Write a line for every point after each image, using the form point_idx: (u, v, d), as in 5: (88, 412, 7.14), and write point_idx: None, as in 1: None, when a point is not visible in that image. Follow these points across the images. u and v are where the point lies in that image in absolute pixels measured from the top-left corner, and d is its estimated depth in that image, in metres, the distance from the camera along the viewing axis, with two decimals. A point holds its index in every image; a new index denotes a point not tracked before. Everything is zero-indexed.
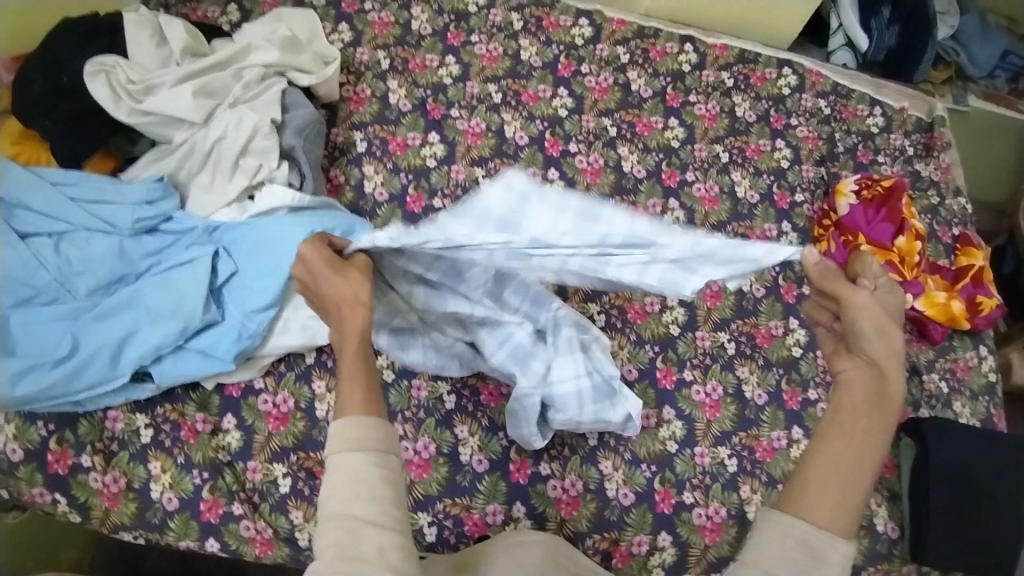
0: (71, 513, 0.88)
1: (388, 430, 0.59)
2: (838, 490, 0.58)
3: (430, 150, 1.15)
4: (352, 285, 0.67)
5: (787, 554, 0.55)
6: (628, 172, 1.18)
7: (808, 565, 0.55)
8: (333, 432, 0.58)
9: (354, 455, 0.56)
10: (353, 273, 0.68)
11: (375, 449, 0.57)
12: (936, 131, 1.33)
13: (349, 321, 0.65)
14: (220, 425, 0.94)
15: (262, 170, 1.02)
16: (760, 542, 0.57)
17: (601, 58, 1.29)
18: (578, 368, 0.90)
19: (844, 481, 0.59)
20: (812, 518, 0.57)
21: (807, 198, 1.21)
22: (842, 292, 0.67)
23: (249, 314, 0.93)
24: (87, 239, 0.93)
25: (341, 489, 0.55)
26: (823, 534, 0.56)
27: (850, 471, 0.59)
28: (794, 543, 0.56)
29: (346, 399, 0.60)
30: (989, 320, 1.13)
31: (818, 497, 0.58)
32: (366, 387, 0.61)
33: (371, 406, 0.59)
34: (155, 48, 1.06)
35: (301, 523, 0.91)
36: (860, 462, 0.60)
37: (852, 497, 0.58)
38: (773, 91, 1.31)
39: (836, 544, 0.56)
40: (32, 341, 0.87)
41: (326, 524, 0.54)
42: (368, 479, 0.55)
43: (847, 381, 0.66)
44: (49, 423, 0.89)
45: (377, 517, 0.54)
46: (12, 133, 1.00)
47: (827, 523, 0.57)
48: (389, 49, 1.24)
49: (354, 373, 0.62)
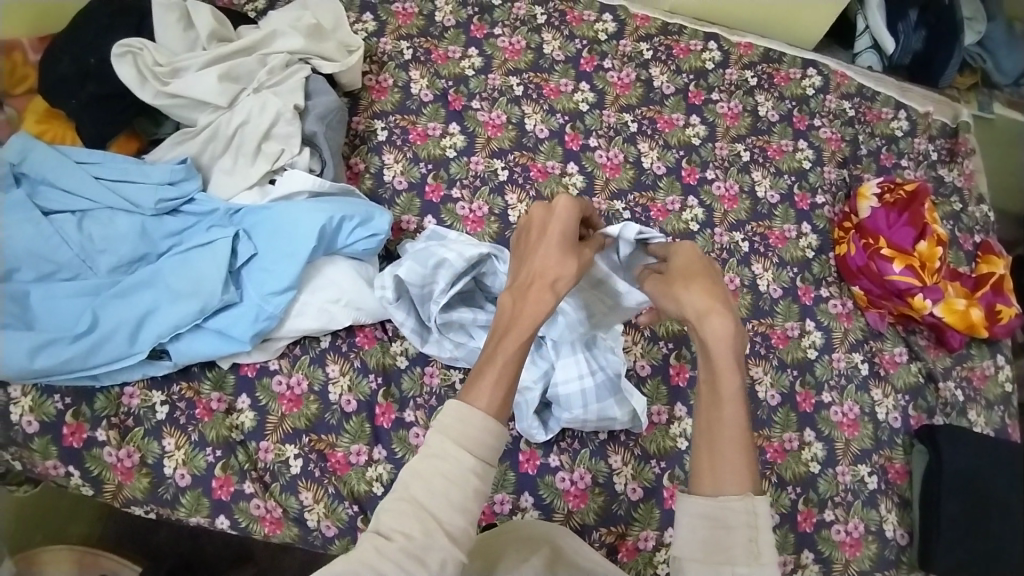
0: (84, 486, 0.90)
1: (498, 442, 0.63)
2: (710, 451, 0.67)
3: (450, 140, 1.16)
4: (557, 267, 0.74)
5: (696, 531, 0.63)
6: (648, 168, 1.18)
7: (713, 533, 0.62)
8: (455, 415, 0.62)
9: (464, 455, 0.60)
10: (564, 254, 0.76)
11: (481, 456, 0.61)
12: (961, 136, 1.32)
13: (533, 301, 0.72)
14: (234, 404, 0.96)
15: (284, 155, 1.04)
16: (679, 536, 0.65)
17: (623, 54, 1.29)
18: (580, 370, 0.95)
19: (716, 442, 0.67)
20: (704, 492, 0.65)
21: (828, 200, 1.20)
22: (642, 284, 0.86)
23: (267, 297, 0.95)
24: (110, 217, 0.95)
25: (435, 480, 0.59)
26: (719, 502, 0.64)
27: (717, 433, 0.68)
28: (699, 524, 0.63)
29: (483, 388, 0.65)
30: (1008, 329, 1.11)
31: (702, 468, 0.67)
32: (505, 388, 0.65)
33: (499, 410, 0.64)
34: (182, 31, 1.08)
35: (311, 504, 0.93)
36: (717, 414, 0.69)
37: (727, 452, 0.66)
38: (797, 91, 1.30)
39: (733, 505, 0.63)
40: (53, 315, 0.90)
41: (407, 503, 0.59)
42: (462, 485, 0.59)
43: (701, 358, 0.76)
44: (66, 397, 0.91)
45: (451, 526, 0.59)
46: (38, 112, 1.03)
47: (716, 489, 0.65)
48: (412, 40, 1.25)
49: (506, 361, 0.67)
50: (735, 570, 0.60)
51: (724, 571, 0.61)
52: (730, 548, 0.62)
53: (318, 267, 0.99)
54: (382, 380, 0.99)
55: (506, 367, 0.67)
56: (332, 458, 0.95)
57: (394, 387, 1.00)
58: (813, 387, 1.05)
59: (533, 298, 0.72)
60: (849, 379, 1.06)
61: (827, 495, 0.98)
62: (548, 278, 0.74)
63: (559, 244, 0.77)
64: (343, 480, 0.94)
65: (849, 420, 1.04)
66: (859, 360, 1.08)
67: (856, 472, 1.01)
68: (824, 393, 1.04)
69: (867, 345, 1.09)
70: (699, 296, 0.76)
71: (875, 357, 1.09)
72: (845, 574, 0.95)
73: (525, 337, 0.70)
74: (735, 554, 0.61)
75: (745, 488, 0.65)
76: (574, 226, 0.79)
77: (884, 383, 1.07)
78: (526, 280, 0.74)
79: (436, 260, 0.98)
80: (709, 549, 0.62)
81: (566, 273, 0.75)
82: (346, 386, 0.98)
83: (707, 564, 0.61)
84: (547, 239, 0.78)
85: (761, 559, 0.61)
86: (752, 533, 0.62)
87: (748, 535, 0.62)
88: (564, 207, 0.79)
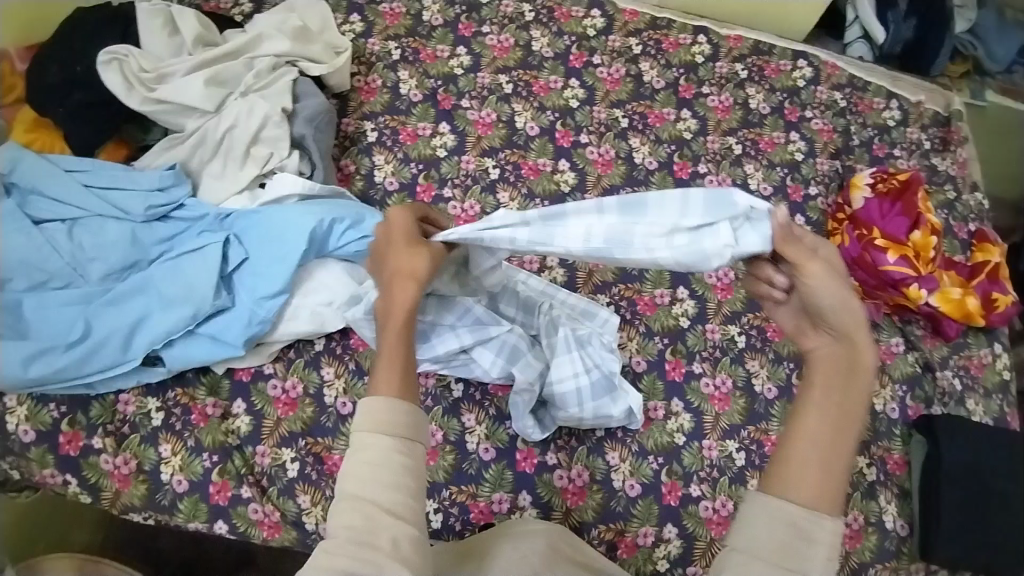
0: (82, 494, 0.90)
1: (412, 417, 0.59)
2: (819, 466, 0.56)
3: (440, 140, 1.15)
4: (409, 258, 0.67)
5: (775, 538, 0.55)
6: (640, 163, 1.17)
7: (796, 546, 0.54)
8: (364, 406, 0.59)
9: (379, 437, 0.57)
10: (413, 245, 0.69)
11: (399, 433, 0.58)
12: (953, 125, 1.31)
13: (398, 295, 0.65)
14: (229, 409, 0.96)
15: (273, 158, 1.04)
16: (747, 529, 0.56)
17: (613, 49, 1.29)
18: (575, 367, 0.95)
19: (821, 456, 0.57)
20: (796, 499, 0.56)
21: (821, 191, 1.19)
22: (798, 263, 0.60)
23: (259, 301, 0.94)
24: (100, 225, 0.95)
25: (361, 470, 0.56)
26: (807, 513, 0.55)
27: (826, 446, 0.57)
28: (779, 527, 0.55)
29: (384, 376, 0.61)
30: (1004, 318, 1.11)
31: (801, 477, 0.56)
32: (400, 367, 0.61)
33: (406, 392, 0.60)
34: (168, 37, 1.08)
35: (309, 508, 0.92)
36: (838, 432, 0.58)
37: (832, 473, 0.56)
38: (788, 83, 1.29)
39: (822, 522, 0.55)
40: (43, 324, 0.89)
41: (344, 500, 0.56)
42: (389, 465, 0.56)
43: (816, 359, 0.62)
44: (61, 406, 0.91)
45: (395, 506, 0.56)
46: (27, 121, 1.02)
47: (810, 502, 0.56)
48: (400, 40, 1.25)
49: (392, 348, 0.63)
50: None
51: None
52: (806, 561, 0.54)
53: (310, 271, 0.99)
54: None
55: (394, 358, 0.62)
56: (329, 461, 0.94)
57: None
58: None
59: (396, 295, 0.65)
60: None
61: None
62: (412, 269, 0.67)
63: (409, 240, 0.69)
64: None
65: None
66: None
67: (855, 463, 1.00)
68: None
69: None
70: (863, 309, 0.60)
71: None
72: (846, 566, 0.95)
73: (403, 325, 0.64)
74: (811, 566, 0.54)
75: (838, 509, 0.56)
76: (414, 226, 0.71)
77: (882, 373, 1.06)
78: (389, 273, 0.67)
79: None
80: (783, 555, 0.54)
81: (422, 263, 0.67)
82: (341, 388, 0.98)
83: (774, 569, 0.54)
84: (391, 241, 0.70)
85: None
86: (831, 553, 0.55)
87: (830, 555, 0.54)
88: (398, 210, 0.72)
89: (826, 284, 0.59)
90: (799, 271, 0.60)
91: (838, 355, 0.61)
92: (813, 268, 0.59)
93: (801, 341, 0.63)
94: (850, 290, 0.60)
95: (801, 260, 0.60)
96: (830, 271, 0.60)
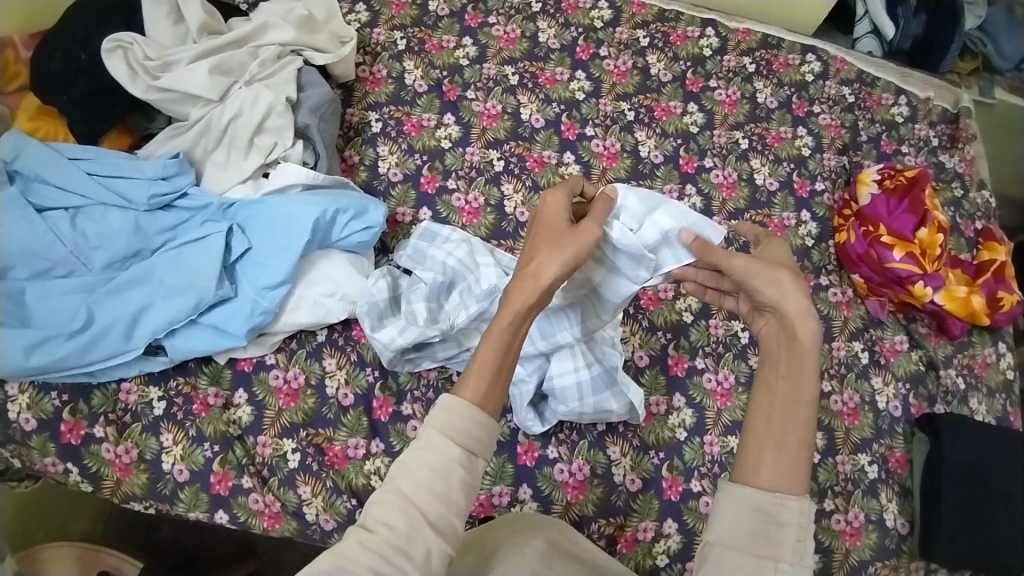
0: (83, 483, 0.90)
1: (490, 433, 0.60)
2: (773, 446, 0.58)
3: (445, 131, 1.15)
4: (542, 255, 0.64)
5: (744, 524, 0.56)
6: (645, 156, 1.17)
7: (764, 529, 0.56)
8: (443, 406, 0.59)
9: (449, 445, 0.57)
10: (550, 242, 0.66)
11: (468, 446, 0.58)
12: (962, 122, 1.30)
13: (516, 290, 0.63)
14: (231, 399, 0.96)
15: (276, 148, 1.03)
16: (718, 520, 0.57)
17: (619, 42, 1.28)
18: (576, 362, 0.94)
19: (778, 434, 0.59)
20: (760, 482, 0.58)
21: (827, 187, 1.19)
22: (723, 262, 0.67)
23: (262, 291, 0.94)
24: (103, 213, 0.95)
25: (420, 472, 0.57)
26: (775, 497, 0.56)
27: (781, 424, 0.59)
28: (747, 516, 0.56)
29: (469, 379, 0.60)
30: (1009, 316, 1.10)
31: (760, 462, 0.58)
32: (490, 377, 0.60)
33: (487, 400, 0.60)
34: (172, 25, 1.07)
35: (310, 498, 0.92)
36: (789, 410, 0.59)
37: (791, 451, 0.58)
38: (796, 77, 1.28)
39: (789, 504, 0.56)
40: (46, 312, 0.89)
41: (393, 496, 0.57)
42: (447, 474, 0.57)
43: (765, 338, 0.65)
44: (63, 394, 0.91)
45: (436, 517, 0.56)
46: (30, 109, 1.02)
47: (772, 484, 0.57)
48: (406, 30, 1.24)
49: (487, 354, 0.61)
50: (779, 568, 0.54)
51: (767, 567, 0.55)
52: (778, 545, 0.55)
53: (313, 262, 0.99)
54: (379, 373, 0.99)
55: (490, 355, 0.61)
56: (330, 452, 0.94)
57: (391, 380, 0.99)
58: None
59: (514, 291, 0.63)
60: (849, 368, 1.06)
61: (827, 484, 0.98)
62: (532, 266, 0.64)
63: (549, 237, 0.67)
64: (341, 473, 0.93)
65: (849, 408, 1.03)
66: (859, 349, 1.07)
67: (856, 461, 1.00)
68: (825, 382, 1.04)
69: (867, 333, 1.09)
70: (793, 285, 0.64)
71: (874, 346, 1.08)
72: (846, 564, 0.95)
73: (517, 314, 0.62)
74: (783, 550, 0.55)
75: (802, 489, 0.58)
76: (562, 219, 0.69)
77: (885, 371, 1.06)
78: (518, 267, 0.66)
79: (420, 336, 0.94)
80: (754, 541, 0.55)
81: (552, 261, 0.64)
82: (343, 379, 0.98)
83: (749, 557, 0.55)
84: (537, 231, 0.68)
85: (805, 562, 0.55)
86: (801, 533, 0.56)
87: (799, 536, 0.55)
88: (553, 200, 0.71)
89: (746, 269, 0.65)
90: (726, 269, 0.67)
91: (781, 336, 0.63)
92: (733, 262, 0.66)
93: (754, 330, 0.67)
94: (771, 270, 0.64)
95: (723, 255, 0.67)
96: (751, 259, 0.66)
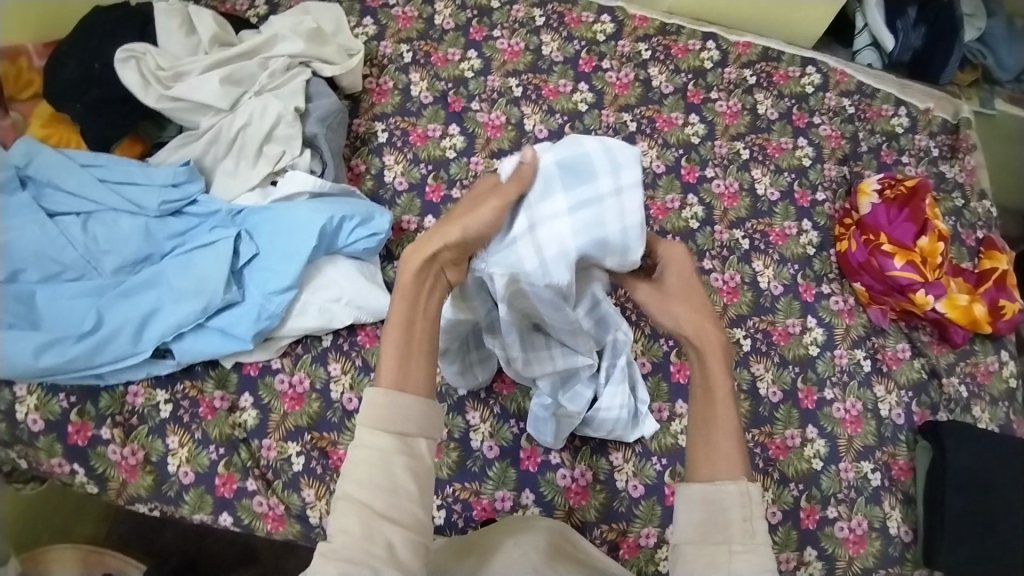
0: (88, 484, 0.91)
1: (415, 412, 0.59)
2: (706, 443, 0.63)
3: (450, 141, 1.17)
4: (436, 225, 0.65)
5: (693, 519, 0.60)
6: (647, 166, 1.18)
7: (711, 521, 0.59)
8: (368, 400, 0.59)
9: (382, 437, 0.57)
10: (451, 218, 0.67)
11: (401, 431, 0.58)
12: (962, 132, 1.31)
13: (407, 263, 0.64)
14: (237, 403, 0.97)
15: (285, 156, 1.06)
16: (677, 520, 0.61)
17: (621, 54, 1.30)
18: (625, 401, 0.92)
19: (706, 435, 0.64)
20: (700, 477, 0.62)
21: (828, 197, 1.20)
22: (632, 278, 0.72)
23: (269, 296, 0.95)
24: (114, 219, 0.97)
25: (361, 471, 0.57)
26: (713, 485, 0.61)
27: (706, 426, 0.64)
28: (696, 509, 0.60)
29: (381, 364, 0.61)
30: (1011, 325, 1.11)
31: (698, 461, 0.63)
32: (401, 359, 0.61)
33: (406, 381, 0.60)
34: (185, 37, 1.10)
35: (313, 502, 0.93)
36: (710, 410, 0.65)
37: (723, 445, 0.63)
38: (796, 89, 1.30)
39: (729, 489, 0.60)
40: (54, 314, 0.91)
41: (345, 503, 0.56)
42: (390, 466, 0.57)
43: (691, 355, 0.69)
44: (71, 396, 0.92)
45: (390, 511, 0.56)
46: (44, 116, 1.05)
47: (710, 476, 0.62)
48: (412, 43, 1.26)
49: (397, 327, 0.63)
50: (733, 549, 0.58)
51: (722, 551, 0.58)
52: (726, 528, 0.59)
53: (319, 267, 1.00)
54: None
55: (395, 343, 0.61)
56: (334, 455, 0.95)
57: None
58: (815, 384, 1.04)
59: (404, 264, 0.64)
60: (852, 375, 1.06)
61: (830, 492, 0.98)
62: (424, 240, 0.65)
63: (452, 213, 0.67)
64: None
65: (852, 416, 1.03)
66: (861, 357, 1.07)
67: (860, 468, 1.00)
68: (826, 390, 1.04)
69: (870, 341, 1.09)
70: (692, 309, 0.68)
71: (877, 353, 1.08)
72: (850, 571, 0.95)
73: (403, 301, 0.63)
74: (732, 533, 0.58)
75: (740, 472, 0.61)
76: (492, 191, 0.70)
77: (888, 379, 1.06)
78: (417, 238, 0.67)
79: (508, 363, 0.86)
80: (706, 532, 0.59)
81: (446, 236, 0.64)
82: (347, 384, 0.99)
83: (705, 546, 0.58)
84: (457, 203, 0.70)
85: (757, 539, 0.58)
86: (747, 513, 0.59)
87: (744, 516, 0.59)
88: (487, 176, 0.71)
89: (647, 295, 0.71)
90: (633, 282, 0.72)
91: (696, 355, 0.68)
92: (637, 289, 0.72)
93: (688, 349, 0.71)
94: (663, 304, 0.69)
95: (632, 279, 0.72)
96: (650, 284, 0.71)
